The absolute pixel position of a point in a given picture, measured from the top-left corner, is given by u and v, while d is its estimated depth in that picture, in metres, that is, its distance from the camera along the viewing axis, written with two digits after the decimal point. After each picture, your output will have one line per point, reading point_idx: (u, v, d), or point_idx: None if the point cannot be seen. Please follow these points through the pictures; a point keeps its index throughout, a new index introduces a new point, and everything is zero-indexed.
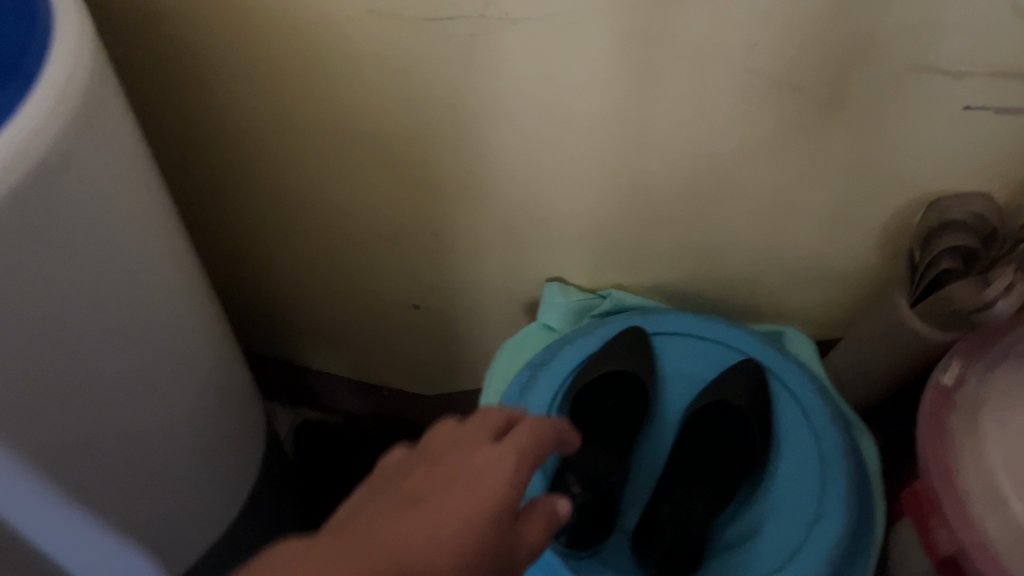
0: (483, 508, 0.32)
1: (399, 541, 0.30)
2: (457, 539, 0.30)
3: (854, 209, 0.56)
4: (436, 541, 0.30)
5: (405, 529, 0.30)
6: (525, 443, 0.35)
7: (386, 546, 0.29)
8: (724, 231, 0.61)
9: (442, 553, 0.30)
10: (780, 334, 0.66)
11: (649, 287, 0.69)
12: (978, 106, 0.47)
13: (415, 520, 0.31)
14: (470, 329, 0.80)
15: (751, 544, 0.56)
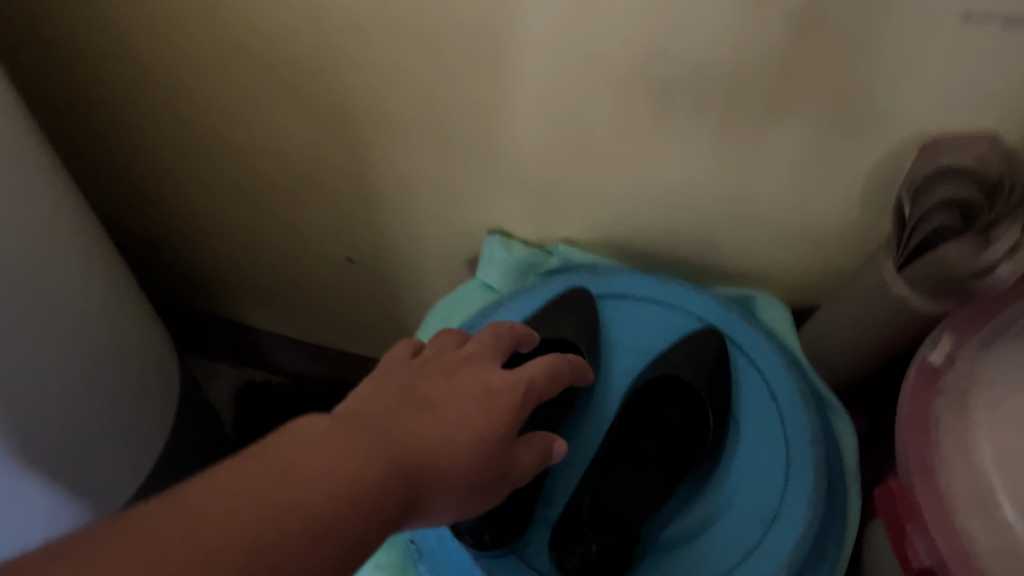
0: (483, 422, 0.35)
1: (412, 433, 0.32)
2: (461, 442, 0.34)
3: (833, 151, 0.47)
4: (446, 436, 0.34)
5: (420, 429, 0.33)
6: (541, 372, 0.41)
7: (398, 437, 0.32)
8: (682, 176, 0.52)
9: (450, 451, 0.33)
10: (749, 299, 0.58)
11: (602, 242, 0.60)
12: (980, 17, 0.37)
13: (421, 421, 0.33)
14: (411, 285, 0.72)
15: (692, 542, 0.49)
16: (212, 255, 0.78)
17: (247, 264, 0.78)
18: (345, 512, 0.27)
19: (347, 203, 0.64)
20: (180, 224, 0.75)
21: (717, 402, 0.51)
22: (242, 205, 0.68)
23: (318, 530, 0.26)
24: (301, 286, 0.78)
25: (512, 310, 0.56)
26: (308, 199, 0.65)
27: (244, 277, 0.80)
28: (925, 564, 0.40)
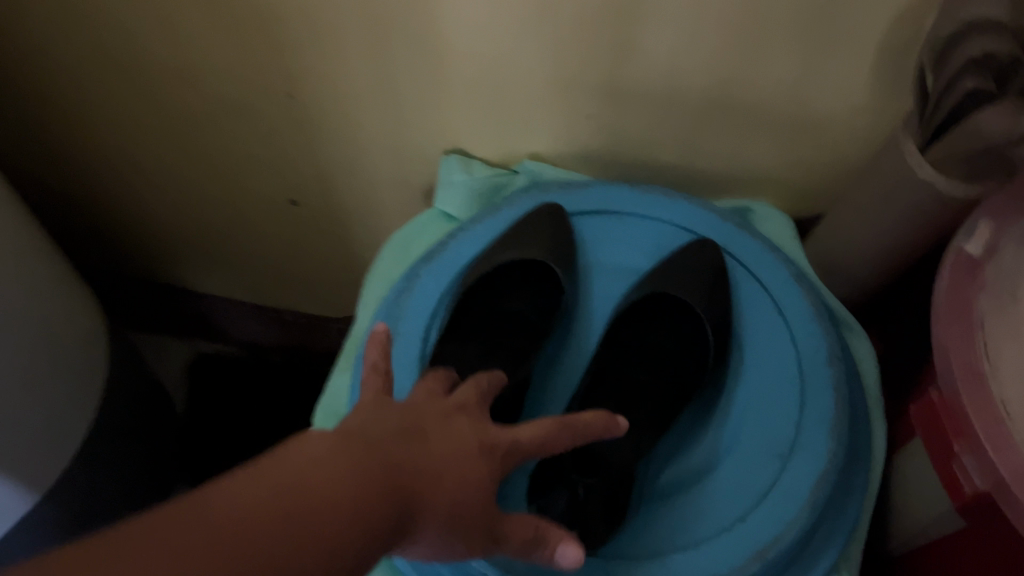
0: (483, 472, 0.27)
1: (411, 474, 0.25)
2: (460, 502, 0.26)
3: (842, 18, 0.39)
4: (451, 484, 0.26)
5: (424, 459, 0.25)
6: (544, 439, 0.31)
7: (397, 463, 0.25)
8: (665, 69, 0.44)
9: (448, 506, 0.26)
10: (746, 210, 0.51)
11: (573, 154, 0.53)
12: None
13: (423, 450, 0.26)
14: (366, 224, 0.64)
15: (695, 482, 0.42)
16: (144, 212, 0.70)
17: (182, 219, 0.69)
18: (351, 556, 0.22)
19: (280, 133, 0.55)
20: (101, 180, 0.66)
21: (720, 320, 0.45)
22: (167, 148, 0.60)
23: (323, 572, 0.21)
24: (245, 237, 0.70)
25: (474, 237, 0.48)
26: (239, 135, 0.57)
27: (183, 235, 0.72)
28: (981, 488, 0.34)
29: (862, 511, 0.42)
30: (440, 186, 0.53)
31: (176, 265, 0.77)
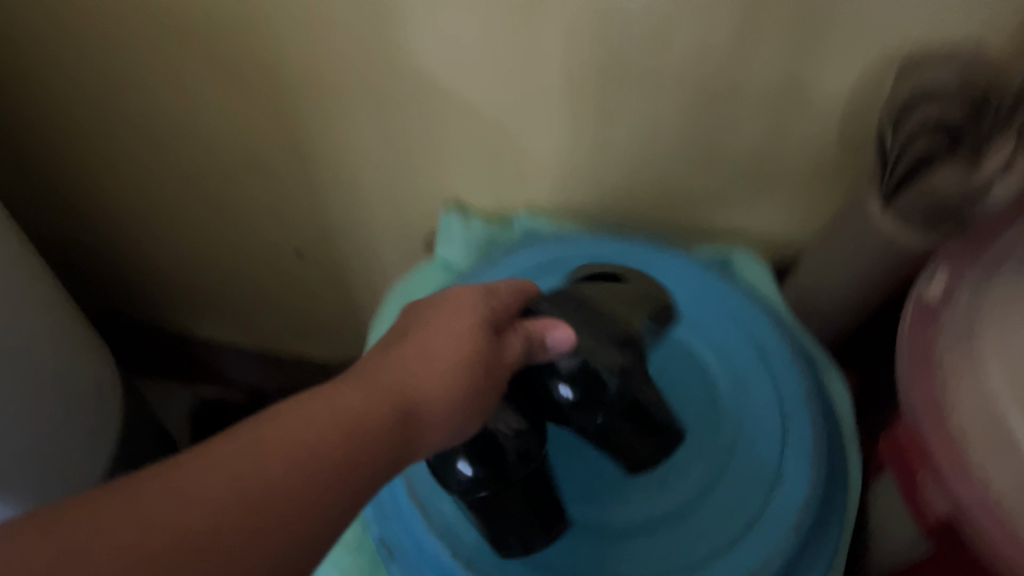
0: (475, 328, 0.28)
1: (401, 390, 0.25)
2: (455, 415, 0.27)
3: (806, 83, 0.43)
4: (446, 391, 0.26)
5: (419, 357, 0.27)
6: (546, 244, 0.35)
7: (394, 385, 0.25)
8: (648, 129, 0.48)
9: (439, 428, 0.26)
10: (727, 258, 0.54)
11: (565, 207, 0.57)
12: None
13: (419, 362, 0.26)
14: (367, 273, 0.68)
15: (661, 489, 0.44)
16: (151, 261, 0.73)
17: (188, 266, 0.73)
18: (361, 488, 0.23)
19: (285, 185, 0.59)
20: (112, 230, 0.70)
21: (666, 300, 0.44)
22: (178, 202, 0.64)
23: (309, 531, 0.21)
24: (252, 286, 0.74)
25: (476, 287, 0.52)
26: (248, 188, 0.60)
27: (189, 282, 0.75)
28: (943, 512, 0.37)
29: (841, 539, 0.45)
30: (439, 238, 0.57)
31: (182, 311, 0.81)
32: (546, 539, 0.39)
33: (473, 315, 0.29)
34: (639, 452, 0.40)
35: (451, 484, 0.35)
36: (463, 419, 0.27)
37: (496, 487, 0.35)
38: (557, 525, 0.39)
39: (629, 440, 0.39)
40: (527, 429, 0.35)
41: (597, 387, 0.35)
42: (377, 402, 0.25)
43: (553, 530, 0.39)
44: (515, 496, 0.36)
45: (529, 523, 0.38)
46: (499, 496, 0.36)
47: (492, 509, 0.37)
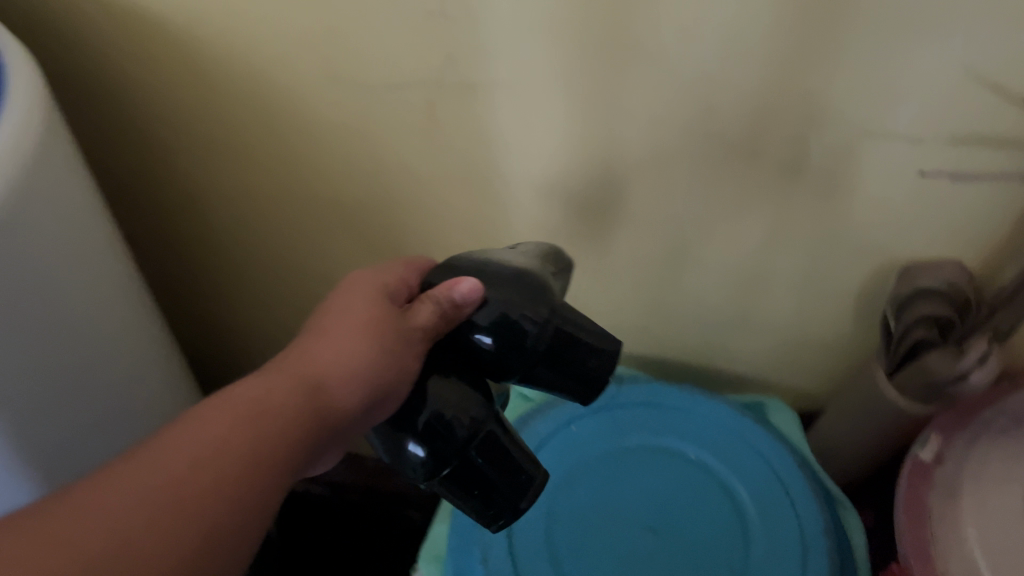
0: (390, 324, 0.37)
1: (322, 380, 0.35)
2: (367, 388, 0.35)
3: (822, 279, 0.55)
4: (349, 363, 0.35)
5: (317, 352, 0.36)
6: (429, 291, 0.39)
7: (306, 367, 0.36)
8: (697, 299, 0.60)
9: (347, 399, 0.35)
10: (761, 405, 0.64)
11: (627, 357, 0.68)
12: (932, 172, 0.46)
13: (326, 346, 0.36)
14: None
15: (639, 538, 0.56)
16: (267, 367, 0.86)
17: None
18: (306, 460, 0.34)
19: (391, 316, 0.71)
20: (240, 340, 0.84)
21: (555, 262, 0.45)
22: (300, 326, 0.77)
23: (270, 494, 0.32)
24: None
25: (547, 420, 0.61)
26: None
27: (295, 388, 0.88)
28: None
29: None
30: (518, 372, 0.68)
31: None
32: (530, 499, 0.39)
33: (369, 304, 0.38)
34: (594, 355, 0.39)
35: (406, 463, 0.36)
36: (374, 393, 0.36)
37: (458, 463, 0.36)
38: (531, 487, 0.39)
39: (565, 377, 0.39)
40: (468, 407, 0.36)
41: (515, 326, 0.37)
42: (286, 387, 0.34)
43: (535, 485, 0.39)
44: (471, 468, 0.37)
45: (494, 492, 0.38)
46: (457, 469, 0.37)
47: (456, 484, 0.37)
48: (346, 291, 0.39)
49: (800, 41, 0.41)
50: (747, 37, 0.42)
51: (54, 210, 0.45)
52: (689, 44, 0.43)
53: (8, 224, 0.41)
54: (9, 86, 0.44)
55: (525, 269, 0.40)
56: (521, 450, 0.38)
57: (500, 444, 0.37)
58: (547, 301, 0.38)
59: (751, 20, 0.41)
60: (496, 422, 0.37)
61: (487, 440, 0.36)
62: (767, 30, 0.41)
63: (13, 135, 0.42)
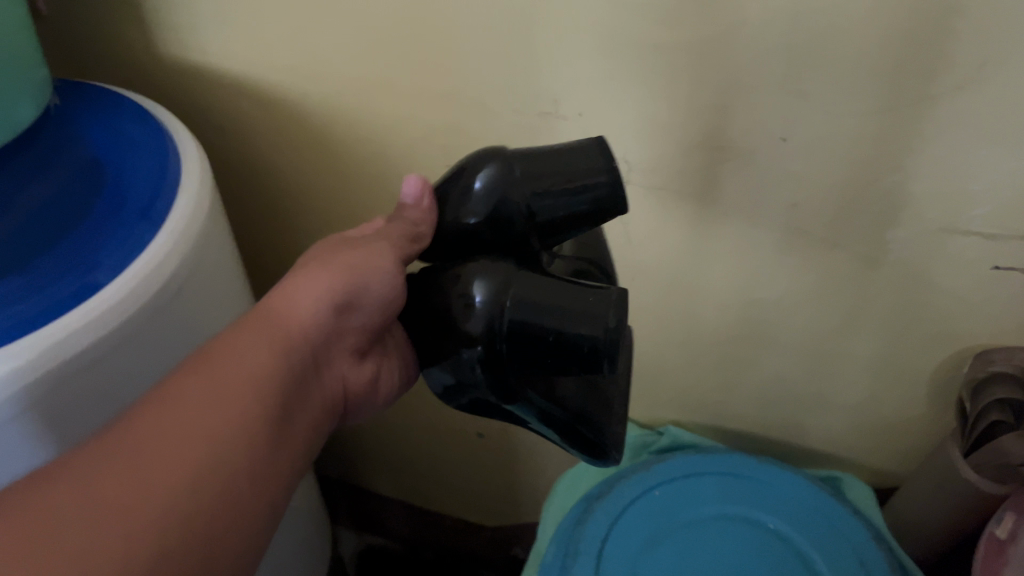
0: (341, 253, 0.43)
1: (281, 318, 0.41)
2: (326, 298, 0.41)
3: (899, 363, 0.58)
4: (300, 296, 0.41)
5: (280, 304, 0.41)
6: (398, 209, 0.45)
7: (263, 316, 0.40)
8: (778, 377, 0.63)
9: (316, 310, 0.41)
10: (838, 480, 0.67)
11: (707, 429, 0.71)
12: (1006, 267, 0.49)
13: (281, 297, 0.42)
14: (533, 459, 0.83)
15: None
16: (360, 428, 0.92)
17: (390, 435, 0.91)
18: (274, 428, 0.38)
19: None
20: None
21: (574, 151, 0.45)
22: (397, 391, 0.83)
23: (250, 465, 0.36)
24: (437, 457, 0.91)
25: (632, 483, 0.65)
26: None
27: (385, 447, 0.93)
28: None
29: None
30: None
31: (373, 468, 0.99)
32: (615, 322, 0.35)
33: (335, 244, 0.44)
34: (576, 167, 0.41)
35: (476, 373, 0.38)
36: (335, 300, 0.41)
37: (503, 340, 0.37)
38: (605, 310, 0.36)
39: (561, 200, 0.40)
40: (473, 288, 0.38)
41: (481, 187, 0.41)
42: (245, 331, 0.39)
43: (608, 304, 0.36)
44: (522, 329, 0.36)
45: (567, 336, 0.36)
46: (512, 339, 0.37)
47: (532, 353, 0.37)
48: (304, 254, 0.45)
49: (878, 149, 0.46)
50: (830, 142, 0.47)
51: (206, 276, 0.52)
52: (776, 148, 0.48)
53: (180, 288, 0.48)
54: (185, 171, 0.51)
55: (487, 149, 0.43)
56: (568, 289, 0.37)
57: (529, 297, 0.37)
58: (500, 159, 0.41)
59: (834, 128, 0.46)
60: (515, 286, 0.37)
61: (521, 295, 0.37)
62: (848, 138, 0.46)
63: (191, 212, 0.49)
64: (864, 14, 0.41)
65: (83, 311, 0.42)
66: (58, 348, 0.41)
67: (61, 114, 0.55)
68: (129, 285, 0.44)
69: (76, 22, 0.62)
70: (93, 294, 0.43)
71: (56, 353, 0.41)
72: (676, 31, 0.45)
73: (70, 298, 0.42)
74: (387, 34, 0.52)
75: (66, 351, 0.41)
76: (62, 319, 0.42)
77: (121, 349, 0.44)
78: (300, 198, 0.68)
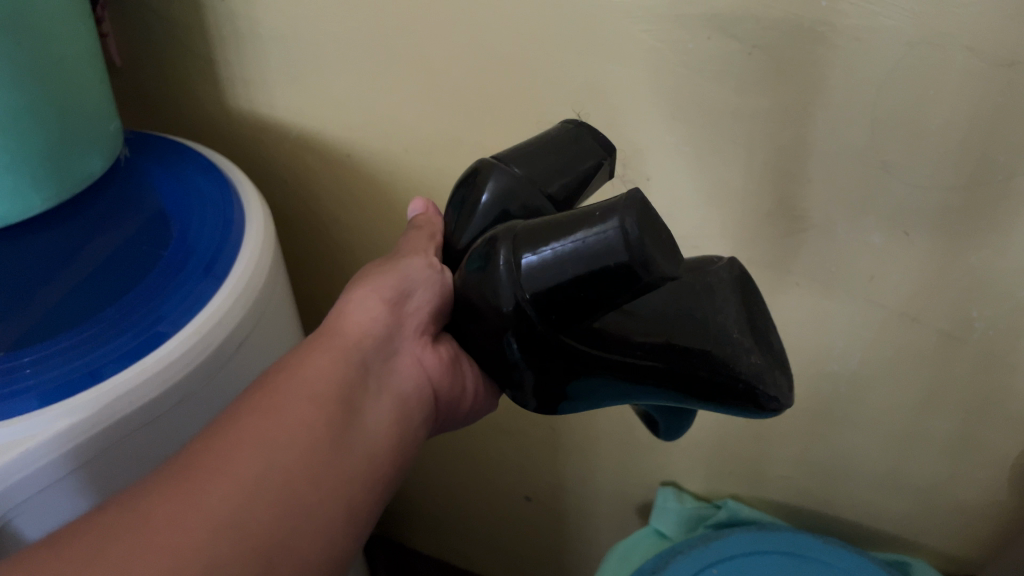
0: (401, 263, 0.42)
1: (342, 324, 0.40)
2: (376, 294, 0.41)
3: (977, 444, 0.55)
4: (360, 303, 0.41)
5: (342, 314, 0.41)
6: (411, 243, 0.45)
7: (327, 328, 0.40)
8: (845, 454, 0.61)
9: (364, 319, 0.40)
10: (906, 564, 0.63)
11: (767, 503, 0.68)
12: None
13: (337, 310, 0.41)
14: (581, 525, 0.81)
15: None
16: (402, 483, 0.90)
17: (435, 495, 0.89)
18: (319, 471, 0.33)
19: (533, 447, 0.74)
20: None
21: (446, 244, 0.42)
22: (441, 446, 0.81)
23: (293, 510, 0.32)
24: (479, 518, 0.89)
25: (689, 558, 0.62)
26: (502, 447, 0.77)
27: (426, 503, 0.91)
28: None
29: None
30: (656, 509, 0.70)
31: (413, 526, 0.97)
32: (640, 246, 0.29)
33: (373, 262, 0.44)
34: (581, 147, 0.40)
35: (533, 360, 0.34)
36: (385, 290, 0.41)
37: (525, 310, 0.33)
38: (623, 233, 0.29)
39: (574, 179, 0.39)
40: (496, 252, 0.34)
41: (474, 172, 0.40)
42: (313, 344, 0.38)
43: (635, 231, 0.29)
44: (563, 275, 0.31)
45: (608, 265, 0.30)
46: (552, 299, 0.32)
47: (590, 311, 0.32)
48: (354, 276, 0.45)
49: (967, 225, 0.44)
50: (912, 218, 0.45)
51: (266, 329, 0.51)
52: (856, 220, 0.47)
53: (240, 344, 0.47)
54: (249, 226, 0.51)
55: (467, 173, 0.41)
56: (581, 238, 0.30)
57: (542, 264, 0.32)
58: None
59: (917, 203, 0.45)
60: (523, 252, 0.32)
61: (605, 271, 0.30)
62: (932, 214, 0.45)
63: (254, 266, 0.49)
64: (957, 88, 0.40)
65: (147, 364, 0.41)
66: (128, 398, 0.40)
67: (133, 169, 0.56)
68: (193, 338, 0.43)
69: (149, 76, 0.63)
70: (155, 347, 0.42)
71: (121, 406, 0.40)
72: (753, 100, 0.44)
73: (134, 351, 0.42)
74: (458, 93, 0.52)
75: (136, 401, 0.41)
76: (124, 372, 0.41)
77: (184, 403, 0.43)
78: (359, 250, 0.68)
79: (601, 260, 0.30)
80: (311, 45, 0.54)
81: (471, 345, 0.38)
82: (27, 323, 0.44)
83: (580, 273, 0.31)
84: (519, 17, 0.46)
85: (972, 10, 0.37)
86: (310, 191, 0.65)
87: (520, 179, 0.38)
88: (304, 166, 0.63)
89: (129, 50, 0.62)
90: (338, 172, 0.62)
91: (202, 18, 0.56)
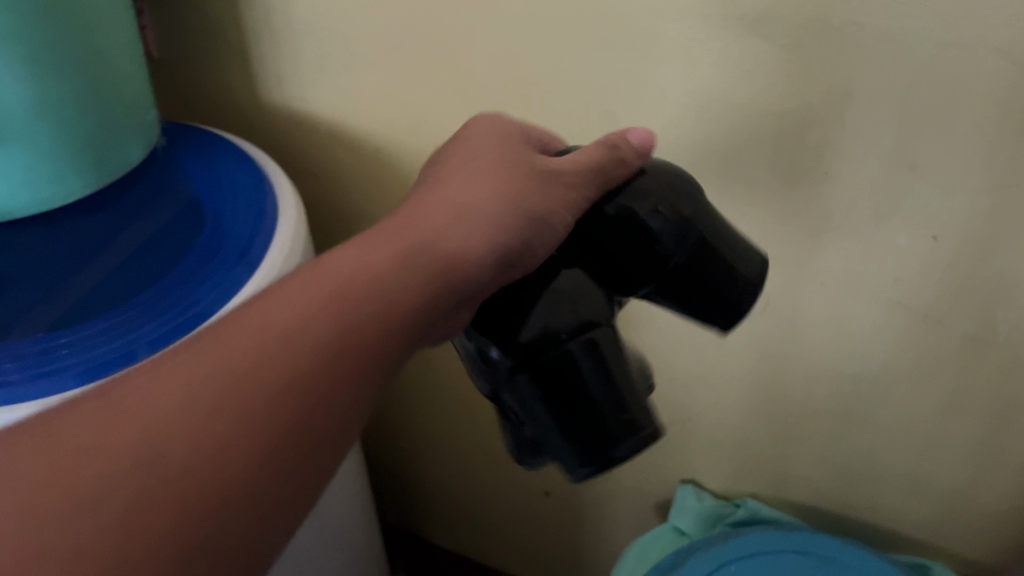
0: (529, 211, 0.36)
1: (437, 255, 0.34)
2: (494, 243, 0.34)
3: (1000, 449, 0.55)
4: (469, 239, 0.34)
5: (450, 245, 0.34)
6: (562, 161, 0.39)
7: (421, 253, 0.33)
8: (866, 456, 0.61)
9: (461, 257, 0.34)
10: (925, 567, 0.63)
11: (786, 503, 0.69)
12: None
13: (447, 230, 0.34)
14: (599, 521, 0.81)
15: None
16: (423, 475, 0.91)
17: (455, 488, 0.90)
18: None
19: None
20: (402, 447, 0.89)
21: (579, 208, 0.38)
22: (463, 438, 0.82)
23: (291, 491, 0.28)
24: (499, 511, 0.89)
25: (707, 555, 0.63)
26: None
27: (446, 496, 0.92)
28: None
29: None
30: (676, 507, 0.70)
31: (433, 518, 0.98)
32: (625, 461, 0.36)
33: (516, 165, 0.37)
34: (734, 246, 0.39)
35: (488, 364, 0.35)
36: (503, 244, 0.35)
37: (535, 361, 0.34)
38: (632, 438, 0.35)
39: (719, 257, 0.38)
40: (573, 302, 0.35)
41: (691, 206, 0.37)
42: (388, 270, 0.32)
43: (635, 454, 0.36)
44: (575, 393, 0.34)
45: (601, 438, 0.35)
46: (549, 379, 0.34)
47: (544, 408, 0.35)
48: (484, 163, 0.37)
49: (993, 228, 0.44)
50: (938, 220, 0.45)
51: None
52: (881, 221, 0.47)
53: None
54: (282, 214, 0.52)
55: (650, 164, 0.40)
56: (614, 403, 0.35)
57: (581, 362, 0.34)
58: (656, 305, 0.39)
59: (944, 205, 0.45)
60: (591, 335, 0.34)
61: (597, 433, 0.35)
62: (958, 217, 0.45)
63: (287, 253, 0.49)
64: (986, 89, 0.40)
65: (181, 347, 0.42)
66: None
67: (168, 159, 0.57)
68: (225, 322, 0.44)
69: (185, 68, 0.64)
70: (189, 330, 0.43)
71: None
72: (781, 100, 0.44)
73: (169, 334, 0.43)
74: (487, 89, 0.52)
75: None
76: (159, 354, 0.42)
77: None
78: None
79: (608, 426, 0.35)
80: (344, 38, 0.55)
81: (495, 306, 0.36)
82: (66, 304, 0.45)
83: (585, 409, 0.35)
84: (550, 14, 0.47)
85: (1002, 14, 0.37)
86: (341, 183, 0.66)
87: (682, 201, 0.37)
88: (335, 158, 0.64)
89: (166, 42, 0.63)
90: (368, 165, 0.63)
91: (239, 12, 0.57)
